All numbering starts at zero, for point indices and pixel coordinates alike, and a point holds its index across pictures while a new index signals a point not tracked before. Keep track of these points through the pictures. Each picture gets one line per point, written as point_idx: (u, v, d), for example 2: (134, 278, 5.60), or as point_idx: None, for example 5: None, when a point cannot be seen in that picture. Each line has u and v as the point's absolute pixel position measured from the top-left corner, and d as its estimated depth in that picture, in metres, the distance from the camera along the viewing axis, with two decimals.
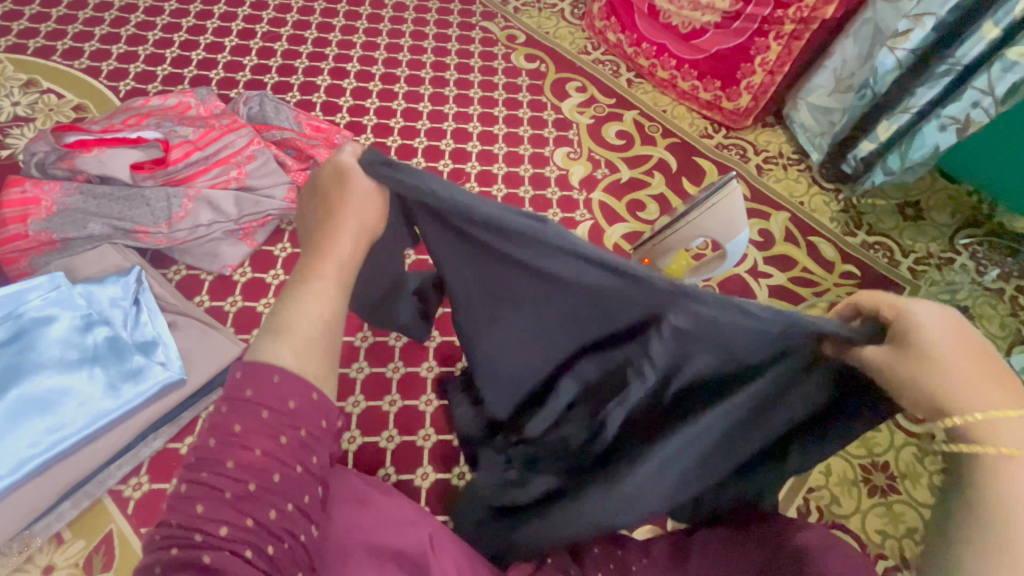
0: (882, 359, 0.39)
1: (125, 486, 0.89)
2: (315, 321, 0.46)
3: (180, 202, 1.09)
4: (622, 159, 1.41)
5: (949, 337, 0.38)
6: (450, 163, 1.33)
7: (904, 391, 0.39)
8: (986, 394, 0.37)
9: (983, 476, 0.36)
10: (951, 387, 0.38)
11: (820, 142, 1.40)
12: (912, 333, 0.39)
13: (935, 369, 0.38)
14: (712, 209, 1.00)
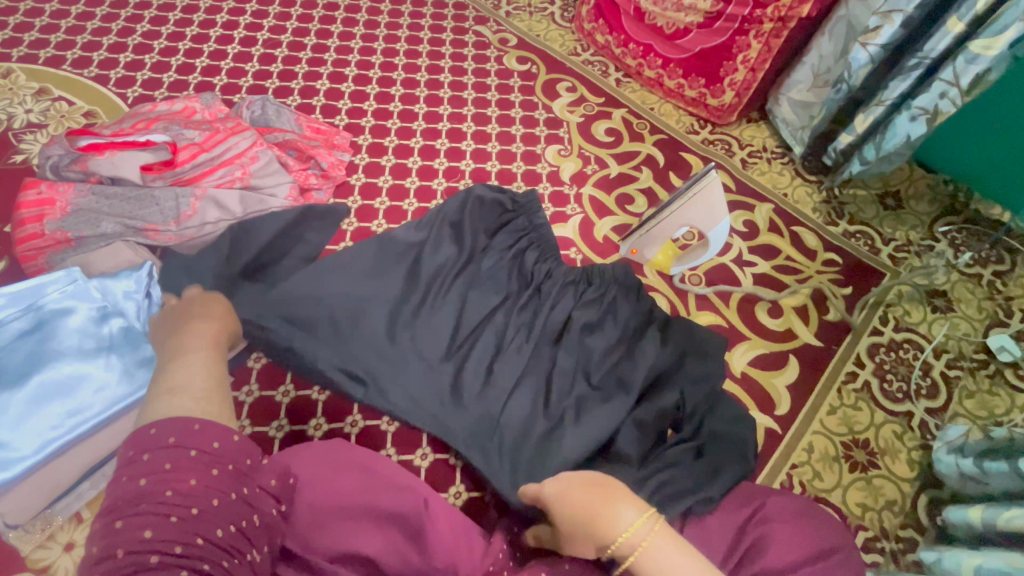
0: (605, 521, 0.65)
1: None
2: (204, 377, 0.66)
3: (188, 201, 1.14)
4: (611, 155, 1.46)
5: (589, 504, 0.67)
6: (446, 162, 1.38)
7: (603, 530, 0.65)
8: (614, 536, 0.64)
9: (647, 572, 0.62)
10: (615, 531, 0.64)
11: (802, 135, 1.46)
12: (563, 515, 0.68)
13: (624, 525, 0.65)
14: (690, 200, 1.06)
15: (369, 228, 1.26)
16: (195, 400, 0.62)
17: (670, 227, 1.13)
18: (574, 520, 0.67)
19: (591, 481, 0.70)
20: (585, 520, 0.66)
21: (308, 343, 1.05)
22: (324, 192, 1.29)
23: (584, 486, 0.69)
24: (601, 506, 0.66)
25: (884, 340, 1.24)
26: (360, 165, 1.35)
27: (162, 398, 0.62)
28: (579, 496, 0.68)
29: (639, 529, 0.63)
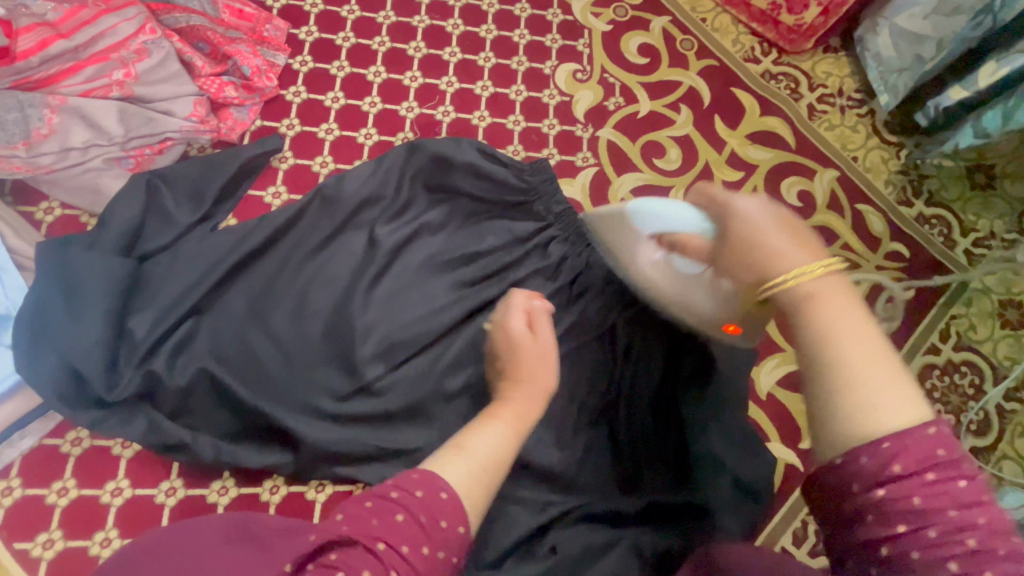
0: (839, 313, 0.42)
1: None
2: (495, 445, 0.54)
3: (38, 113, 0.80)
4: (642, 85, 1.10)
5: (764, 229, 0.50)
6: (420, 77, 1.01)
7: (813, 325, 0.42)
8: (835, 353, 0.41)
9: (834, 385, 0.40)
10: (766, 263, 0.47)
11: (896, 80, 1.10)
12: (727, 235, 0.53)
13: (821, 305, 0.43)
14: (607, 230, 0.82)
15: (310, 168, 0.92)
16: (469, 473, 0.49)
17: (653, 254, 0.74)
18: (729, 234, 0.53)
19: (789, 216, 0.51)
20: (729, 235, 0.53)
21: (218, 329, 0.79)
22: (247, 109, 0.93)
23: (850, 296, 0.44)
24: (815, 307, 0.43)
25: (939, 361, 1.02)
26: (299, 72, 0.97)
27: (450, 455, 0.51)
28: (758, 222, 0.51)
29: (865, 340, 0.41)
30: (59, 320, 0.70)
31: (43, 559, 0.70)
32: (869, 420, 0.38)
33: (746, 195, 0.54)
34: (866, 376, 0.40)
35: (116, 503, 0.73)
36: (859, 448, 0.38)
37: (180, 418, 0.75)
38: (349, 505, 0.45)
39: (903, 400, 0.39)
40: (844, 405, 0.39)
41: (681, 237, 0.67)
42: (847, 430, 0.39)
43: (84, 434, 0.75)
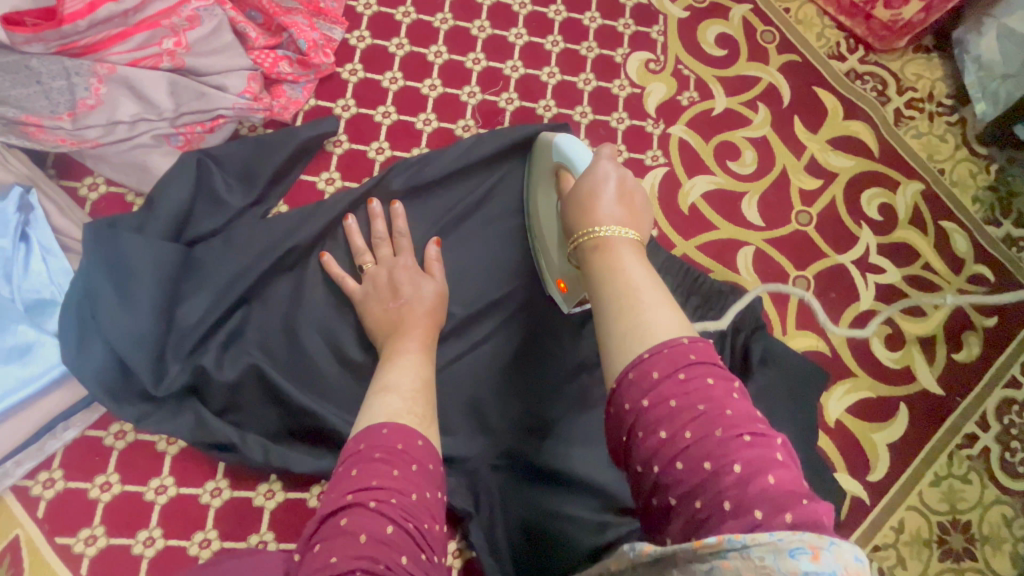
0: (636, 271, 0.47)
1: (32, 483, 0.68)
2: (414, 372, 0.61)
3: (85, 83, 0.74)
4: (718, 79, 1.02)
5: (600, 191, 0.54)
6: (483, 60, 0.94)
7: (603, 288, 0.48)
8: (628, 251, 0.49)
9: (610, 325, 0.45)
10: (594, 217, 0.52)
11: (996, 87, 1.02)
12: (574, 189, 0.57)
13: (622, 254, 0.49)
14: (541, 152, 0.78)
15: (366, 155, 0.86)
16: (405, 399, 0.56)
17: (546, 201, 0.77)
18: (580, 184, 0.57)
19: (633, 183, 0.56)
20: (577, 187, 0.57)
21: (268, 323, 0.74)
22: (302, 87, 0.87)
23: (639, 254, 0.49)
24: (609, 267, 0.48)
25: (1020, 396, 0.95)
26: (356, 49, 0.91)
27: (381, 395, 0.57)
28: (602, 185, 0.55)
29: (654, 299, 0.45)
30: (109, 304, 0.66)
31: (85, 556, 0.67)
32: (635, 335, 0.43)
33: (607, 161, 0.58)
34: (644, 297, 0.45)
35: (160, 501, 0.70)
36: (642, 357, 0.42)
37: (228, 415, 0.72)
38: (339, 480, 0.47)
39: (671, 311, 0.45)
40: (619, 333, 0.44)
41: (566, 175, 0.70)
42: (627, 356, 0.43)
43: (128, 427, 0.71)
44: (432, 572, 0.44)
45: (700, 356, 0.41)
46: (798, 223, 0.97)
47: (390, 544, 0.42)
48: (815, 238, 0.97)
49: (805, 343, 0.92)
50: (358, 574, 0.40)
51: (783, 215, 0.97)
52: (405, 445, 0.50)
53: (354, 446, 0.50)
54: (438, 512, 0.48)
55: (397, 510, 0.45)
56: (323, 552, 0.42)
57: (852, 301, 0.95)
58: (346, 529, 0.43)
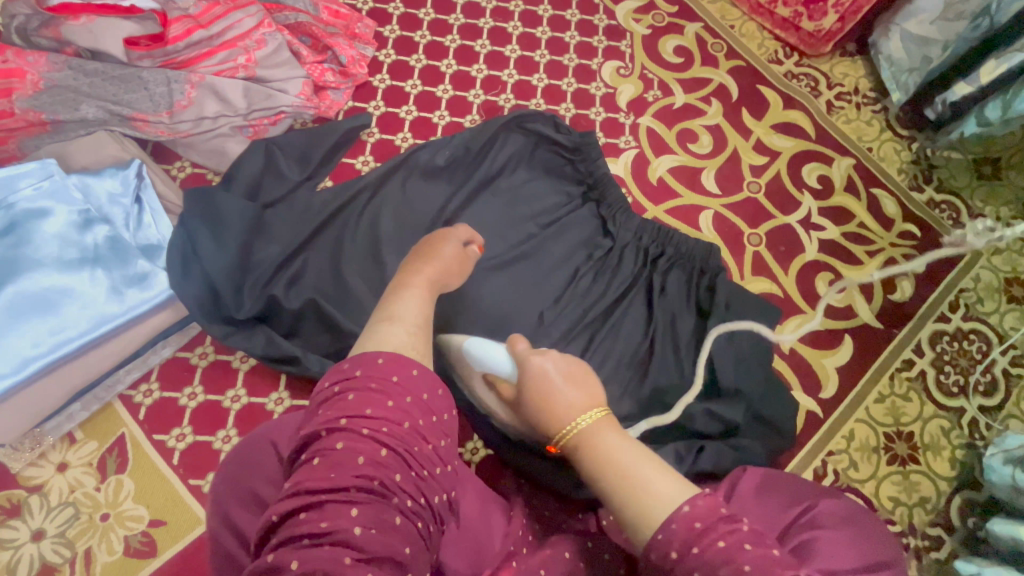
0: (619, 449, 0.56)
1: (135, 393, 0.85)
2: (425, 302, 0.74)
3: (181, 88, 0.97)
4: (677, 81, 1.24)
5: (552, 389, 0.63)
6: (485, 69, 1.17)
7: (611, 487, 0.54)
8: (612, 436, 0.58)
9: (627, 513, 0.53)
10: (557, 416, 0.61)
11: (906, 79, 1.24)
12: (529, 390, 0.65)
13: (603, 438, 0.58)
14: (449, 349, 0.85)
15: (394, 143, 1.08)
16: (409, 333, 0.66)
17: (483, 391, 0.79)
18: (528, 390, 0.65)
19: (571, 362, 0.67)
20: (529, 388, 0.66)
21: (323, 266, 0.94)
22: (342, 92, 1.09)
23: (618, 434, 0.58)
24: (601, 458, 0.57)
25: (949, 328, 1.12)
26: (384, 63, 1.14)
27: (385, 324, 0.66)
28: (551, 379, 0.64)
29: (649, 475, 0.54)
30: (204, 244, 0.85)
31: (177, 449, 0.84)
32: (650, 500, 0.52)
33: (538, 354, 0.67)
34: (638, 474, 0.54)
35: (235, 407, 0.87)
36: (667, 518, 0.50)
37: (290, 337, 0.90)
38: (339, 408, 0.56)
39: (668, 476, 0.54)
40: (637, 511, 0.52)
41: (501, 382, 0.73)
42: (661, 508, 0.51)
43: (210, 349, 0.89)
44: (421, 485, 0.56)
45: (705, 521, 0.49)
46: (750, 191, 1.17)
47: (384, 463, 0.54)
48: (764, 203, 1.16)
49: (761, 287, 1.10)
50: (353, 489, 0.51)
51: (736, 185, 1.17)
52: (399, 377, 0.59)
53: (348, 371, 0.59)
54: (431, 435, 0.59)
55: (389, 436, 0.55)
56: (322, 467, 0.52)
57: (798, 252, 1.14)
58: (344, 452, 0.53)
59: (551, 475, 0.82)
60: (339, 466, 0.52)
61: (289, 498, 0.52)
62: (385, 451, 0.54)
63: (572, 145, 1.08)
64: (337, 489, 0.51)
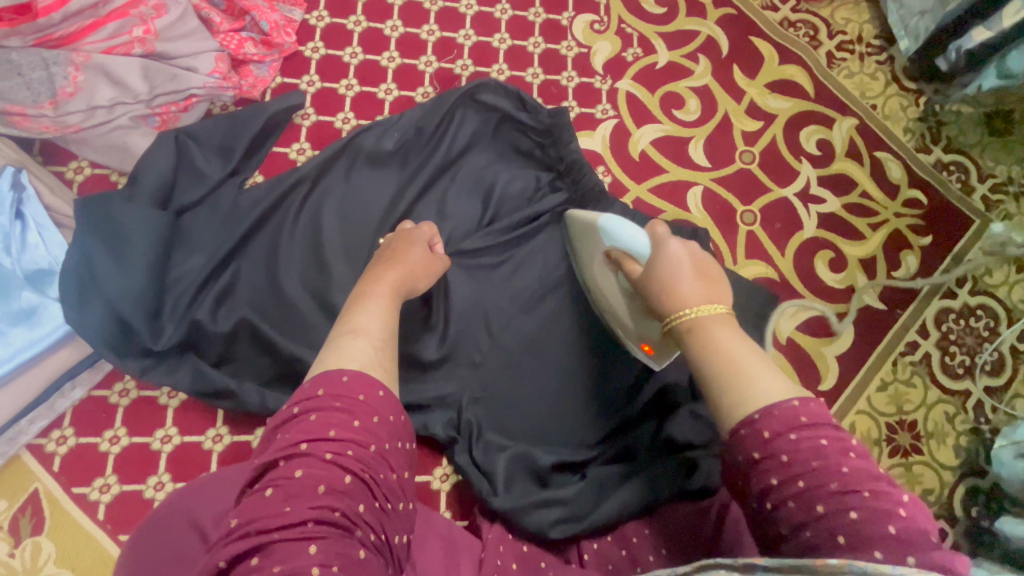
0: (733, 340, 0.51)
1: (46, 441, 0.75)
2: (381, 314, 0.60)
3: (64, 72, 0.80)
4: (659, 36, 1.08)
5: (680, 271, 0.58)
6: (437, 31, 1.00)
7: (722, 363, 0.49)
8: (726, 328, 0.52)
9: (720, 391, 0.49)
10: (680, 296, 0.56)
11: (916, 23, 1.09)
12: (652, 271, 0.60)
13: (717, 326, 0.52)
14: (574, 227, 0.83)
15: (333, 125, 0.93)
16: (375, 349, 0.54)
17: (601, 277, 0.77)
18: (653, 267, 0.61)
19: (705, 260, 0.60)
20: (653, 267, 0.60)
21: (255, 279, 0.81)
22: (268, 66, 0.93)
23: (726, 324, 0.53)
24: (716, 344, 0.51)
25: (955, 305, 1.03)
26: (316, 28, 0.97)
27: (345, 339, 0.54)
28: (677, 263, 0.59)
29: (762, 378, 0.48)
30: (104, 265, 0.73)
31: (101, 502, 0.73)
32: (747, 394, 0.47)
33: (676, 239, 0.62)
34: (752, 367, 0.49)
35: (165, 449, 0.76)
36: (756, 416, 0.45)
37: (223, 366, 0.78)
38: (297, 425, 0.46)
39: (774, 374, 0.48)
40: (729, 398, 0.48)
41: (629, 261, 0.67)
42: (734, 420, 0.47)
43: (130, 385, 0.78)
44: (386, 521, 0.46)
45: (811, 417, 0.45)
46: (742, 162, 1.04)
47: (348, 493, 0.44)
48: (758, 174, 1.04)
49: (755, 271, 1.00)
50: (311, 524, 0.41)
51: (727, 155, 1.04)
52: (366, 395, 0.49)
53: (310, 389, 0.49)
54: (396, 461, 0.48)
55: (356, 461, 0.45)
56: (276, 499, 0.42)
57: (795, 230, 1.03)
58: (301, 480, 0.43)
59: (521, 510, 0.72)
60: (296, 497, 0.42)
61: (232, 542, 0.41)
62: (350, 478, 0.44)
63: (540, 121, 0.93)
64: (292, 525, 0.41)
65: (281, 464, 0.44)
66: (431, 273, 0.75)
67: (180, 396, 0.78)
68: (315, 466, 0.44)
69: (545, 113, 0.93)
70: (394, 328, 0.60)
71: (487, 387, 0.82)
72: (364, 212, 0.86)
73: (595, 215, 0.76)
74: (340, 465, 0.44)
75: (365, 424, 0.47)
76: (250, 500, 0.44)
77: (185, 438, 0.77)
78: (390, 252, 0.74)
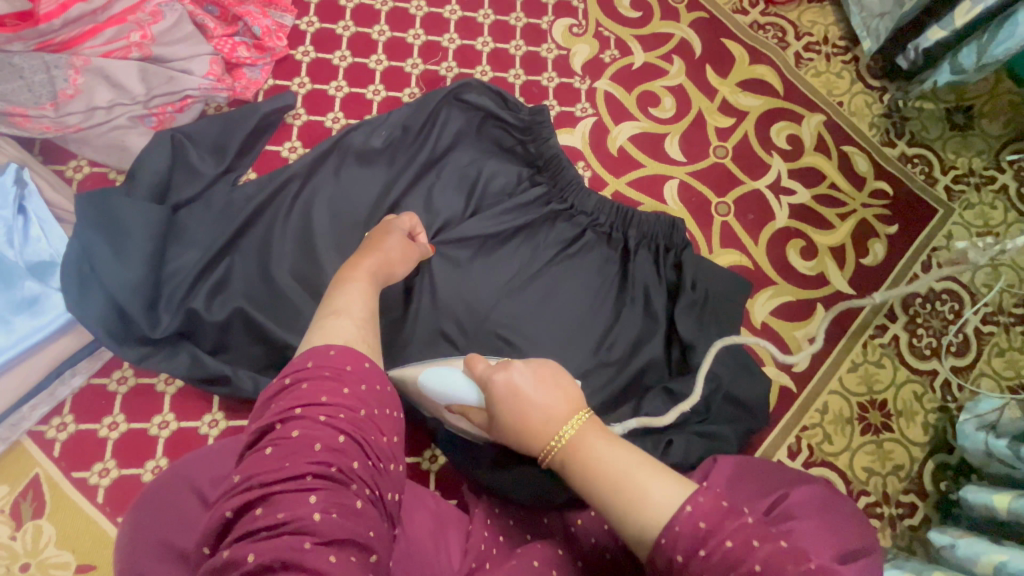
0: (609, 447, 0.52)
1: (46, 428, 0.77)
2: (361, 299, 0.63)
3: (64, 74, 0.84)
4: (635, 38, 1.14)
5: (526, 398, 0.59)
6: (422, 34, 1.05)
7: (610, 489, 0.49)
8: (596, 446, 0.53)
9: (622, 515, 0.48)
10: (542, 434, 0.56)
11: (877, 24, 1.16)
12: (500, 414, 0.60)
13: (587, 444, 0.53)
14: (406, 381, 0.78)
15: (324, 124, 0.97)
16: (357, 325, 0.58)
17: (455, 420, 0.73)
18: (498, 410, 0.61)
19: (542, 367, 0.61)
20: (500, 405, 0.60)
21: (250, 271, 0.84)
22: (260, 69, 0.97)
23: (597, 439, 0.54)
24: (591, 473, 0.52)
25: (922, 289, 1.08)
26: (306, 33, 1.01)
27: (329, 320, 0.58)
28: (519, 388, 0.59)
29: (649, 485, 0.48)
30: (103, 257, 0.76)
31: (100, 486, 0.76)
32: (646, 510, 0.47)
33: (505, 367, 0.62)
34: (635, 481, 0.49)
35: (163, 434, 0.79)
36: (666, 523, 0.45)
37: (219, 354, 0.81)
38: (290, 393, 0.50)
39: (657, 475, 0.49)
40: (632, 519, 0.47)
41: (471, 411, 0.67)
42: (648, 528, 0.46)
43: (129, 373, 0.81)
44: (379, 477, 0.50)
45: (717, 492, 0.46)
46: (716, 156, 1.09)
47: (343, 451, 0.47)
48: (732, 168, 1.09)
49: (730, 259, 1.04)
50: (310, 477, 0.45)
51: (701, 151, 1.09)
52: (354, 365, 0.52)
53: (300, 362, 0.52)
54: (386, 426, 0.52)
55: (348, 423, 0.49)
56: (276, 457, 0.46)
57: (768, 220, 1.08)
58: (299, 439, 0.47)
59: (508, 483, 0.76)
60: (295, 454, 0.45)
61: (237, 495, 0.45)
62: (344, 437, 0.48)
63: (520, 121, 0.98)
64: (292, 479, 0.44)
65: (278, 427, 0.48)
66: (407, 262, 0.79)
67: (176, 384, 0.81)
68: (310, 426, 0.47)
69: (526, 112, 0.98)
70: (374, 307, 0.64)
71: None
72: (353, 206, 0.90)
73: (420, 369, 0.75)
74: (334, 426, 0.48)
75: (354, 391, 0.51)
76: (250, 459, 0.47)
77: (181, 424, 0.80)
78: (371, 240, 0.79)
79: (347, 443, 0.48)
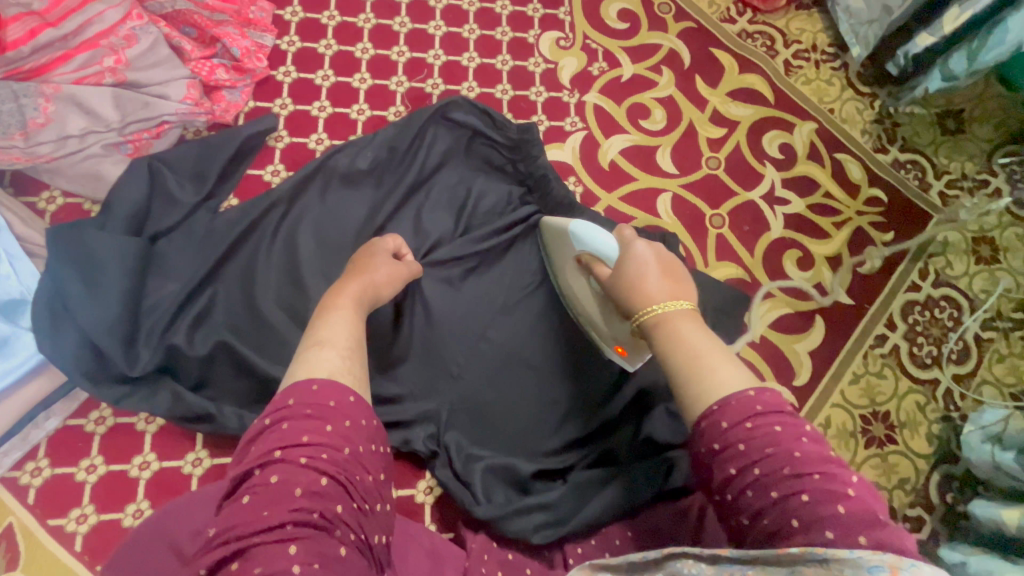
0: (698, 336, 0.53)
1: (19, 474, 0.74)
2: (348, 325, 0.60)
3: (34, 103, 0.80)
4: (623, 50, 1.12)
5: (648, 270, 0.61)
6: (407, 52, 1.03)
7: (686, 359, 0.52)
8: (692, 327, 0.54)
9: (686, 381, 0.51)
10: (647, 294, 0.59)
11: (866, 31, 1.14)
12: (619, 271, 0.64)
13: (679, 322, 0.55)
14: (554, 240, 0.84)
15: (307, 146, 0.94)
16: (344, 357, 0.54)
17: (571, 279, 0.81)
18: (621, 266, 0.64)
19: (670, 261, 0.63)
20: (619, 269, 0.64)
21: (232, 302, 0.81)
22: (240, 91, 0.94)
23: (693, 321, 0.55)
24: (677, 339, 0.54)
25: (920, 297, 1.07)
26: (287, 52, 0.99)
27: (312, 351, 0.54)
28: (645, 263, 0.62)
29: (725, 375, 0.50)
30: (77, 293, 0.73)
31: (78, 533, 0.72)
32: (711, 386, 0.50)
33: (642, 243, 0.65)
34: (715, 368, 0.51)
35: (144, 476, 0.75)
36: (715, 407, 0.49)
37: (201, 389, 0.78)
38: (270, 435, 0.47)
39: (735, 368, 0.51)
40: (693, 391, 0.50)
41: (597, 266, 0.71)
42: (699, 409, 0.50)
43: (107, 413, 0.77)
44: (364, 520, 0.47)
45: (766, 406, 0.47)
46: (708, 167, 1.08)
47: (326, 495, 0.44)
48: (725, 179, 1.08)
49: (726, 272, 1.03)
50: (290, 525, 0.42)
51: (693, 162, 1.08)
52: (337, 401, 0.49)
53: (280, 401, 0.49)
54: (372, 464, 0.49)
55: (331, 464, 0.46)
56: (254, 505, 0.43)
57: (763, 231, 1.06)
58: (278, 484, 0.44)
59: (505, 517, 0.73)
60: (274, 501, 0.43)
61: (213, 549, 0.42)
62: (327, 479, 0.45)
63: (509, 138, 0.96)
64: (270, 529, 0.42)
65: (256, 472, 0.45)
66: (394, 284, 0.76)
67: (157, 422, 0.77)
68: (290, 470, 0.45)
69: (514, 129, 0.96)
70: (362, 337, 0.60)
71: (465, 397, 0.83)
72: (339, 230, 0.87)
73: (567, 221, 0.80)
74: (316, 468, 0.45)
75: (337, 428, 0.48)
76: (227, 509, 0.44)
77: (162, 465, 0.76)
78: (358, 263, 0.75)
79: (331, 485, 0.45)
